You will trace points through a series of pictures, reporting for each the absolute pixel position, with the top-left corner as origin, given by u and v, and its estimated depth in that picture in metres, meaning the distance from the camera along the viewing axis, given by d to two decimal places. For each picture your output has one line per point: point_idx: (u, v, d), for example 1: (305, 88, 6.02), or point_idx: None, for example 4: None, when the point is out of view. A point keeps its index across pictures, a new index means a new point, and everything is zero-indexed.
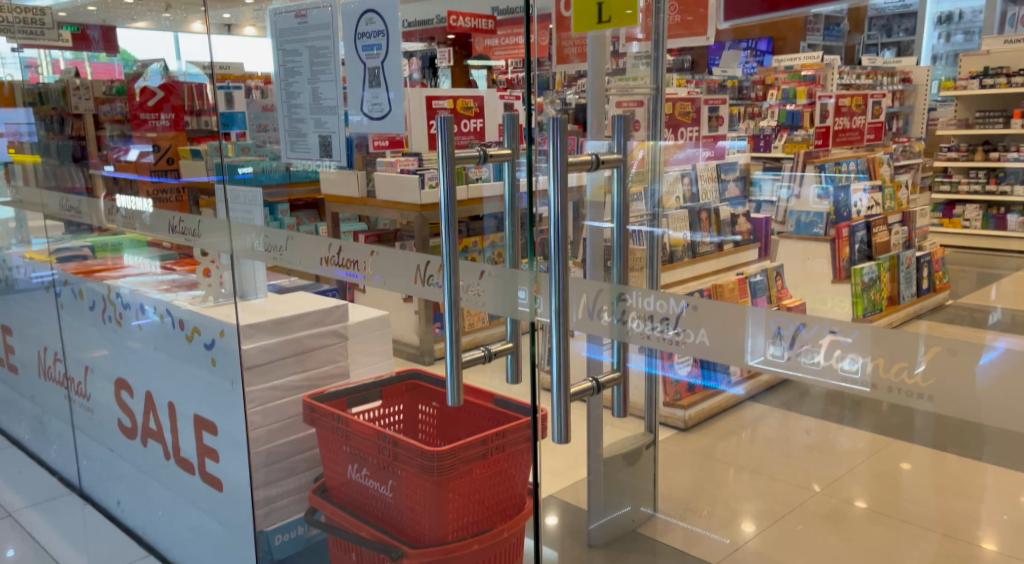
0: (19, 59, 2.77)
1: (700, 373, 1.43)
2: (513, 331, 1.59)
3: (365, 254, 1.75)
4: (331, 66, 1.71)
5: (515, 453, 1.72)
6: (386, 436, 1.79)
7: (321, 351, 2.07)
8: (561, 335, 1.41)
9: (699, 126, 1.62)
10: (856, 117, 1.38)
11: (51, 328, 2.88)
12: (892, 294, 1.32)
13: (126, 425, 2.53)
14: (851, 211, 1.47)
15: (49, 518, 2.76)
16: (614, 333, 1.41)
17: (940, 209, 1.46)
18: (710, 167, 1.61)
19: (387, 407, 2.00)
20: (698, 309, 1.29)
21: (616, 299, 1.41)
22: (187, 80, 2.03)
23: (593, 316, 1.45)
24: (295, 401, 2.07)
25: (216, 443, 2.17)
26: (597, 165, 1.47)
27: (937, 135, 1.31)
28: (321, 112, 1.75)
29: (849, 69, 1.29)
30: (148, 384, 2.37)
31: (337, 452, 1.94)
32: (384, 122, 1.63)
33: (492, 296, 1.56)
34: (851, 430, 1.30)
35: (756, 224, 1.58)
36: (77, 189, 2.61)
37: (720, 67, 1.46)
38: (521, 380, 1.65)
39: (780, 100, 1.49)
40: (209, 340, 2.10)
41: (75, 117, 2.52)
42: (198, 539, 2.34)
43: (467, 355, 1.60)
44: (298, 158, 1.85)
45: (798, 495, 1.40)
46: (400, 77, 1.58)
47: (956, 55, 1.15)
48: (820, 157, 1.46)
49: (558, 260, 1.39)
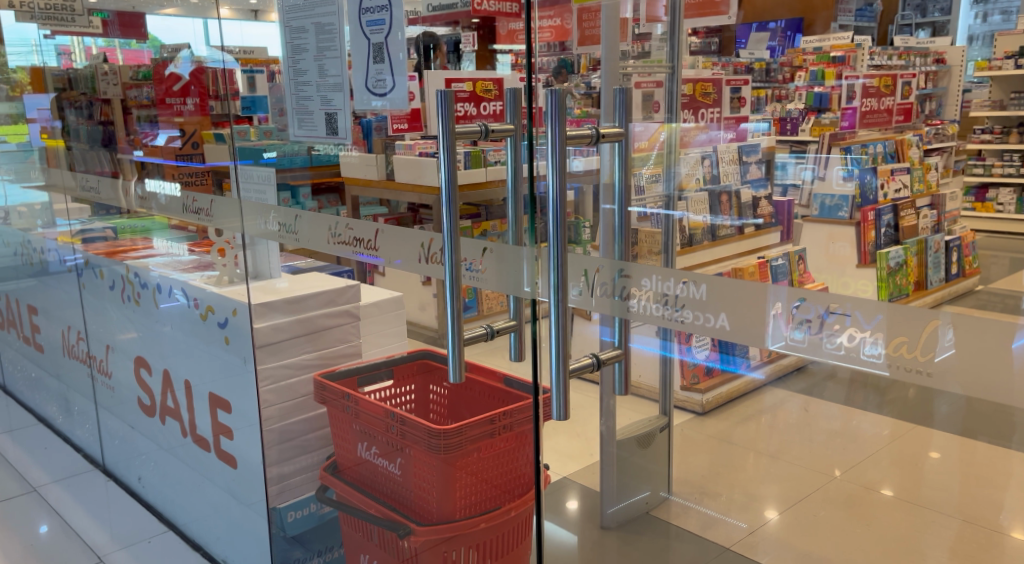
0: (51, 45, 2.80)
1: (717, 358, 1.41)
2: (515, 309, 1.60)
3: (371, 232, 1.79)
4: (337, 43, 1.73)
5: (523, 433, 1.67)
6: (394, 415, 1.82)
7: (332, 331, 2.07)
8: (559, 310, 1.45)
9: (720, 107, 1.55)
10: (884, 98, 1.34)
11: (74, 308, 2.94)
12: (918, 279, 1.20)
13: (145, 404, 2.58)
14: (878, 193, 1.32)
15: (73, 493, 2.83)
16: (617, 310, 1.48)
17: (970, 191, 1.24)
18: (730, 149, 1.51)
19: (399, 387, 1.98)
20: (697, 288, 1.35)
21: (617, 276, 1.47)
22: (212, 64, 2.04)
23: (597, 293, 1.50)
24: (306, 380, 2.08)
25: (231, 422, 2.22)
26: (597, 139, 1.52)
27: (972, 117, 1.24)
28: (327, 89, 1.78)
29: (881, 50, 1.31)
30: (166, 363, 2.41)
31: (348, 431, 1.97)
32: (387, 99, 1.67)
33: (493, 274, 1.59)
34: (873, 417, 1.23)
35: (779, 207, 1.42)
36: (105, 173, 2.65)
37: (747, 50, 1.47)
38: (524, 357, 1.64)
39: (809, 82, 1.42)
40: (222, 319, 2.17)
41: (105, 102, 2.57)
42: (214, 514, 2.38)
43: (468, 333, 1.64)
44: (304, 135, 1.86)
45: (815, 478, 1.33)
46: (404, 62, 1.62)
47: (992, 35, 1.17)
48: (847, 138, 1.33)
49: (554, 237, 1.41)
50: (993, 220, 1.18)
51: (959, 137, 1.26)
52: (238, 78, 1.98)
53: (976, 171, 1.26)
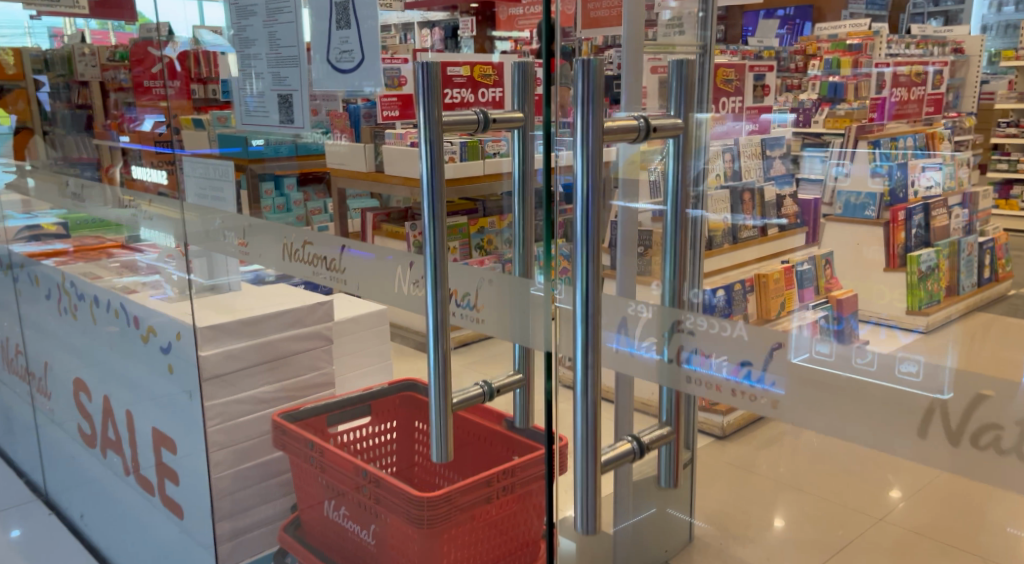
0: (42, 27, 2.61)
1: (740, 372, 1.21)
2: (521, 360, 1.53)
3: (337, 248, 1.71)
4: (290, 5, 1.64)
5: (523, 495, 1.70)
6: (364, 477, 1.83)
7: (300, 356, 2.11)
8: (585, 360, 1.26)
9: (742, 97, 1.33)
10: (915, 88, 1.13)
11: (12, 321, 3.04)
12: (951, 284, 1.08)
13: (87, 432, 2.65)
14: (909, 191, 1.14)
15: (16, 522, 2.94)
16: (665, 377, 1.32)
17: (993, 187, 1.04)
18: (753, 142, 1.31)
19: (378, 423, 2.02)
20: (802, 359, 1.16)
21: (669, 330, 1.30)
22: (191, 47, 1.89)
23: (638, 350, 1.34)
24: (262, 419, 2.11)
25: (176, 463, 2.23)
26: (647, 132, 1.29)
27: (993, 108, 1.05)
28: (282, 64, 1.69)
29: (898, 37, 1.12)
30: (105, 390, 2.46)
31: (315, 485, 1.99)
32: (355, 72, 1.55)
33: (494, 311, 1.49)
34: (909, 469, 1.10)
35: (804, 206, 1.24)
36: (86, 160, 2.50)
37: (755, 38, 1.31)
38: (531, 418, 1.63)
39: (824, 72, 1.21)
40: (165, 343, 2.16)
41: (82, 85, 2.45)
42: (142, 547, 2.46)
43: (466, 393, 1.52)
44: (252, 123, 1.81)
45: (856, 522, 1.21)
46: (377, 42, 1.49)
47: (1010, 27, 1.00)
48: (875, 131, 1.15)
49: (582, 266, 1.23)
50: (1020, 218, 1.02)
51: (978, 131, 1.06)
52: (227, 62, 1.83)
53: (1000, 166, 1.05)
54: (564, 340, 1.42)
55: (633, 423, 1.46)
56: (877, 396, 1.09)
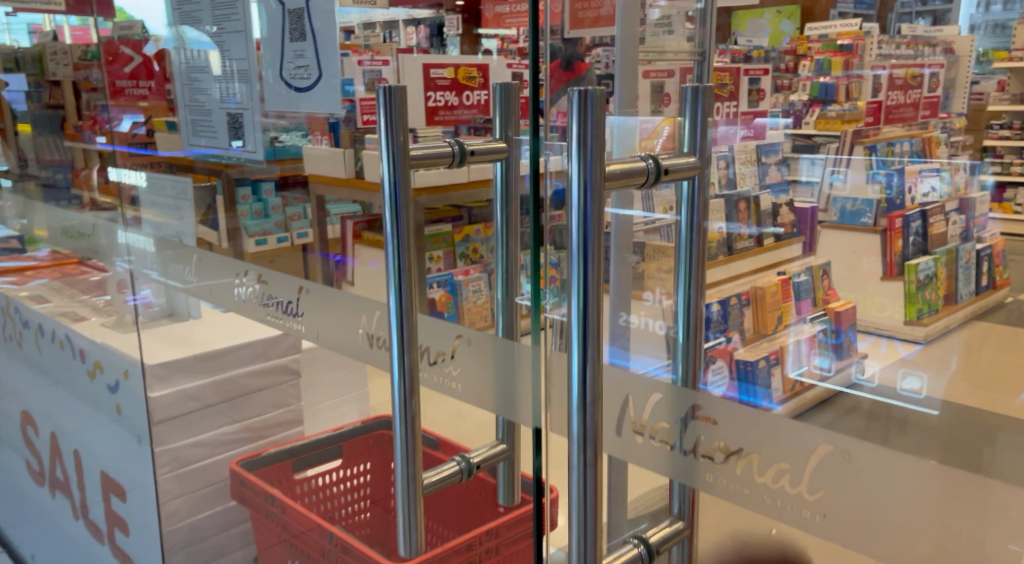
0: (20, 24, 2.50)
1: (737, 395, 1.10)
2: (505, 428, 1.39)
3: (294, 290, 1.68)
4: (238, 12, 1.61)
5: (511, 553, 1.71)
6: (331, 539, 1.78)
7: (263, 394, 2.10)
8: (580, 462, 0.97)
9: (735, 101, 1.14)
10: (911, 92, 1.04)
11: None
12: (948, 293, 1.14)
13: (37, 470, 2.78)
14: (908, 199, 1.15)
15: None
16: (678, 474, 1.09)
17: (989, 192, 1.03)
18: (747, 149, 1.16)
19: (350, 467, 2.01)
20: (856, 463, 0.94)
21: (682, 418, 1.08)
22: (171, 48, 1.81)
23: (649, 439, 1.11)
24: (219, 467, 2.14)
25: (124, 508, 2.31)
26: (657, 176, 0.98)
27: (987, 111, 0.97)
28: (233, 78, 1.67)
29: (887, 38, 1.01)
30: (54, 427, 2.57)
31: (278, 540, 1.95)
32: (310, 89, 1.51)
33: (474, 367, 1.40)
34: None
35: (801, 216, 1.23)
36: (60, 163, 2.42)
37: (743, 36, 1.11)
38: (514, 494, 1.48)
39: (814, 71, 1.08)
40: (112, 384, 2.25)
41: (53, 84, 2.38)
42: None
43: (444, 468, 1.30)
44: (202, 140, 1.83)
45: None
46: (335, 47, 1.44)
47: (999, 26, 0.91)
48: (870, 136, 1.12)
49: (580, 348, 0.94)
50: (1016, 222, 0.99)
51: (967, 132, 0.99)
52: (212, 60, 1.72)
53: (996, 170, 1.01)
54: (560, 409, 1.22)
55: (637, 511, 1.16)
56: (897, 415, 0.96)
